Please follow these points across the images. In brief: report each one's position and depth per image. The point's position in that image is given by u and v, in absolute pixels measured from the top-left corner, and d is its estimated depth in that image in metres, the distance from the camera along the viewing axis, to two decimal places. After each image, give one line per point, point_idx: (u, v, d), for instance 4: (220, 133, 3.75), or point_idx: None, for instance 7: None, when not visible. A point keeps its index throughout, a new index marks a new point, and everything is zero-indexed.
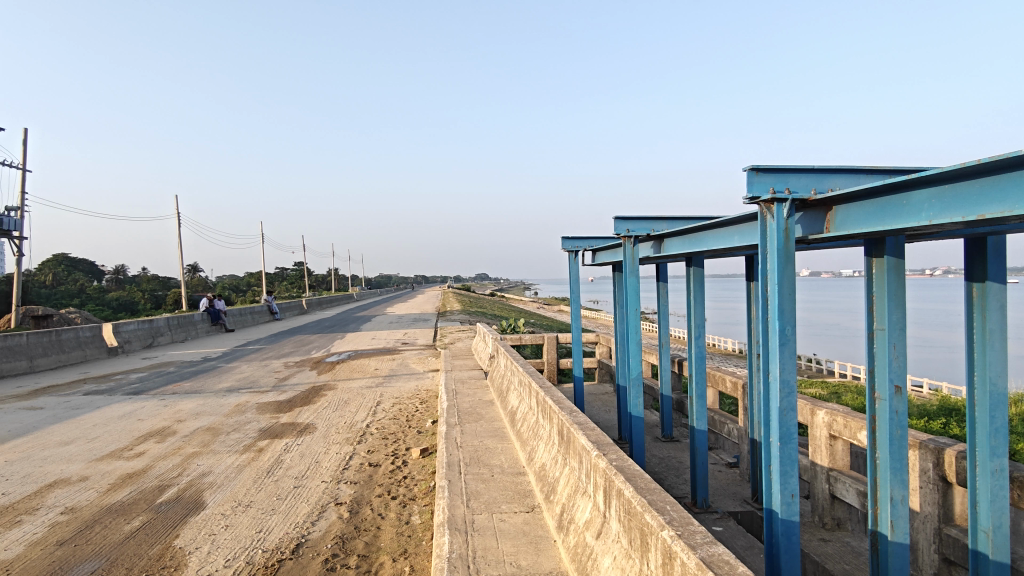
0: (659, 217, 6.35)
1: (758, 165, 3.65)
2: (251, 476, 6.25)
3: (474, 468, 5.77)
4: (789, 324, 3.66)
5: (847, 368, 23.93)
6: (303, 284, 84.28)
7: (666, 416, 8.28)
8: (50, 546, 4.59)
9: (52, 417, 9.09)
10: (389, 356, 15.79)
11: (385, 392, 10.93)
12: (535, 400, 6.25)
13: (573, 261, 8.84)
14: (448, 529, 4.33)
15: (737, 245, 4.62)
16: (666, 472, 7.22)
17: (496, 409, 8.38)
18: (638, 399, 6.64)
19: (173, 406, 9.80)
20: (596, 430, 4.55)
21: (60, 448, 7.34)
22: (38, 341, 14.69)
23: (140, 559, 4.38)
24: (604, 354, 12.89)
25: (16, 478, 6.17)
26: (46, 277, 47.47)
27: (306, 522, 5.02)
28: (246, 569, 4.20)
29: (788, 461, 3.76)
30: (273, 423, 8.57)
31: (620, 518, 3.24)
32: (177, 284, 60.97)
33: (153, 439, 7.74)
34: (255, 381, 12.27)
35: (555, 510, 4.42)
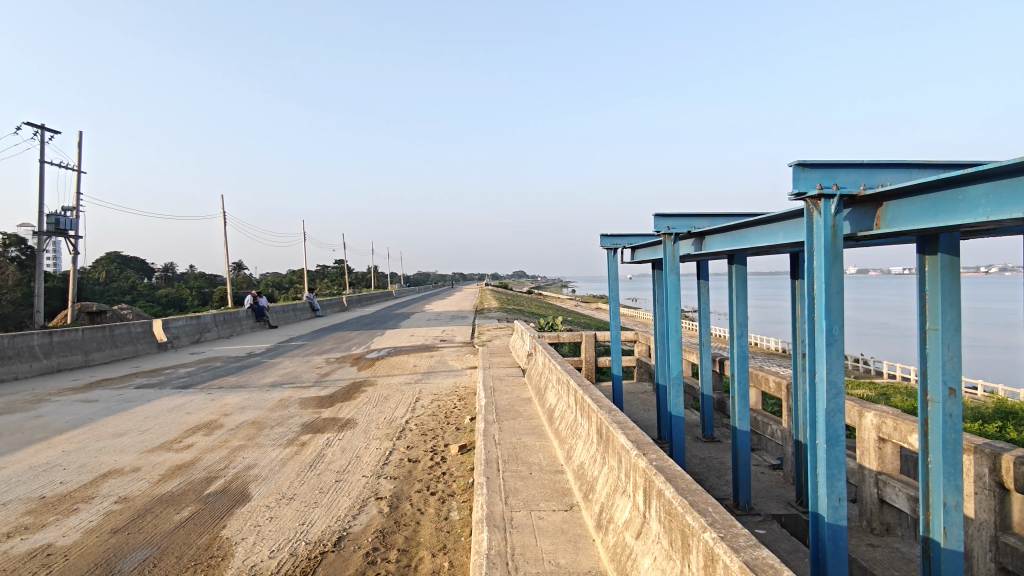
0: (700, 213, 6.25)
1: (804, 160, 3.55)
2: (295, 469, 6.39)
3: (512, 465, 5.78)
4: (837, 324, 3.54)
5: (897, 369, 23.22)
6: (343, 282, 85.81)
7: (707, 416, 8.16)
8: (105, 534, 4.77)
9: (107, 409, 9.46)
10: (427, 353, 15.93)
11: (424, 388, 11.05)
12: (573, 398, 6.21)
13: (611, 259, 8.77)
14: (487, 526, 4.35)
15: (781, 243, 4.49)
16: (707, 473, 7.13)
17: (534, 407, 8.39)
18: (679, 399, 6.55)
19: (220, 401, 10.07)
20: (636, 429, 4.50)
21: (113, 439, 7.63)
22: (93, 336, 15.26)
23: (189, 548, 4.52)
24: (644, 352, 12.78)
25: (73, 468, 6.44)
26: (100, 274, 49.48)
27: (348, 515, 5.11)
28: (291, 561, 4.30)
29: (835, 464, 3.65)
30: (315, 418, 8.75)
31: (661, 519, 3.21)
32: (223, 282, 62.57)
33: (200, 432, 7.97)
34: (298, 376, 12.56)
35: (594, 509, 4.39)
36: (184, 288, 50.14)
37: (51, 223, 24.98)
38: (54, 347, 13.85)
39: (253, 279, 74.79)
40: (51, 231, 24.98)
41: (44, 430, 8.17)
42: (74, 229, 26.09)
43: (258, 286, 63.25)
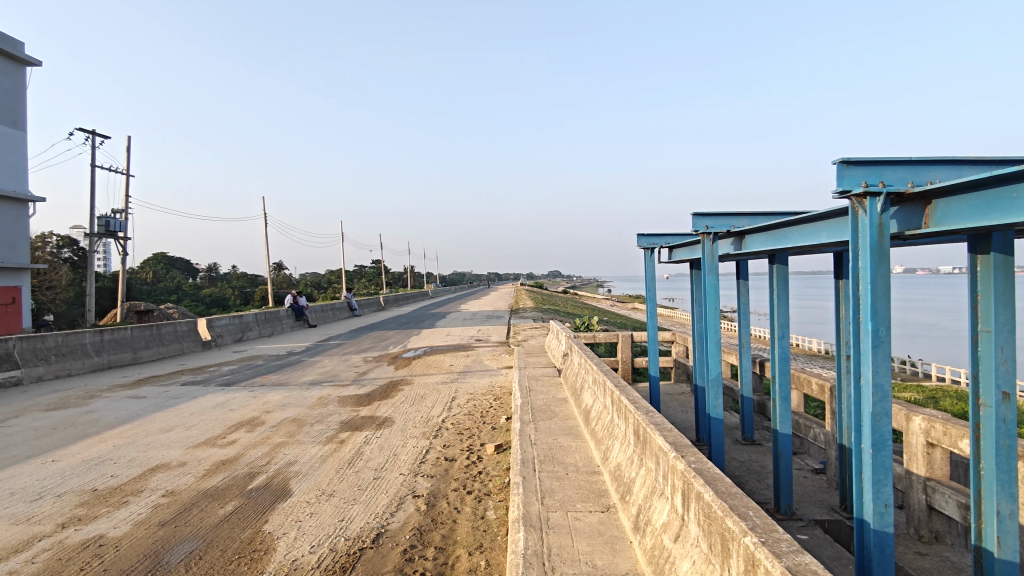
0: (739, 213, 6.14)
1: (849, 157, 3.45)
2: (333, 466, 6.49)
3: (548, 466, 5.78)
4: (883, 325, 3.45)
5: (946, 371, 22.51)
6: (379, 282, 87.00)
7: (746, 418, 8.01)
8: (153, 526, 4.93)
9: (154, 405, 9.77)
10: (463, 352, 16.03)
11: (460, 388, 11.11)
12: (610, 399, 6.17)
13: (649, 259, 8.69)
14: (523, 526, 4.35)
15: (824, 242, 4.38)
16: (748, 476, 7.01)
17: (570, 408, 8.37)
18: (718, 400, 6.45)
19: (262, 398, 10.29)
20: (673, 430, 4.46)
21: (160, 434, 7.87)
22: (141, 334, 15.77)
23: (233, 541, 4.64)
24: (681, 353, 12.63)
25: (124, 462, 6.67)
26: (147, 274, 51.11)
27: (385, 513, 5.17)
28: (330, 556, 4.37)
29: (882, 469, 3.56)
30: (353, 416, 8.88)
31: (700, 522, 3.18)
32: (264, 283, 63.95)
33: (243, 428, 8.16)
34: (336, 375, 12.76)
35: (631, 511, 4.37)
36: (226, 288, 51.19)
37: (101, 224, 25.88)
38: (105, 345, 14.35)
39: (293, 279, 76.31)
40: (102, 233, 25.91)
41: (96, 424, 8.47)
42: (124, 231, 27.02)
43: (298, 286, 64.46)
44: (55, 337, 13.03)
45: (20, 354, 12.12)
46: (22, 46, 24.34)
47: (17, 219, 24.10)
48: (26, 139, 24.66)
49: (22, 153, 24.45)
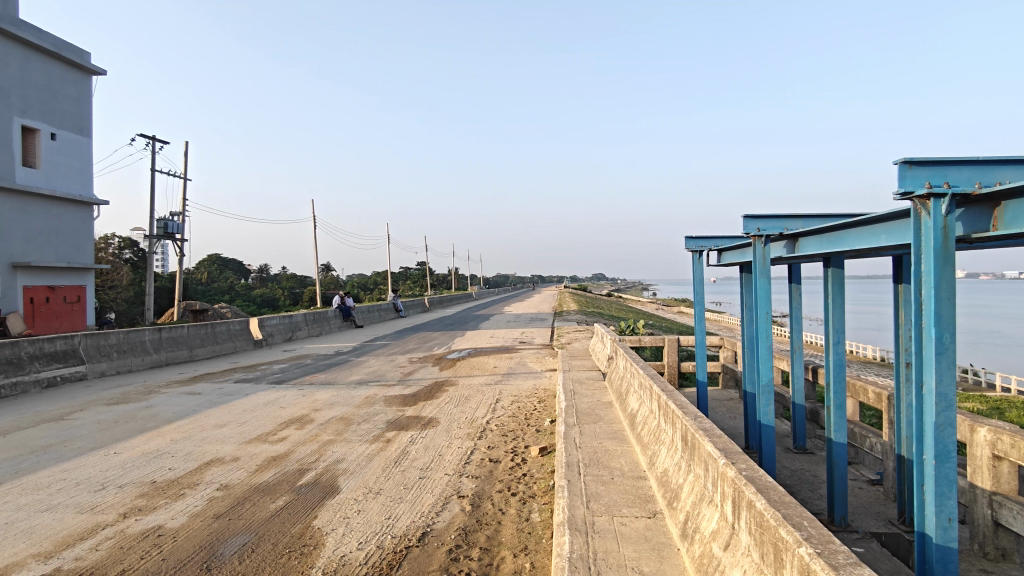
0: (793, 214, 5.95)
1: (912, 157, 3.33)
2: (380, 465, 6.59)
3: (593, 470, 5.74)
4: (947, 331, 3.32)
5: (1012, 382, 21.54)
6: (424, 285, 88.06)
7: (798, 426, 7.82)
8: (208, 518, 5.08)
9: (209, 402, 10.10)
10: (507, 354, 16.08)
11: (504, 389, 11.16)
12: (656, 404, 6.10)
13: (697, 261, 8.55)
14: (568, 529, 4.34)
15: (884, 246, 4.24)
16: (800, 486, 6.83)
17: (615, 412, 8.29)
18: (769, 407, 6.29)
19: (311, 397, 10.52)
20: (723, 436, 4.37)
21: (215, 430, 8.12)
22: (197, 333, 16.33)
23: (284, 536, 4.75)
24: (729, 358, 12.40)
25: (181, 456, 6.91)
26: (202, 275, 52.87)
27: (431, 512, 5.22)
28: (378, 553, 4.44)
29: (945, 482, 3.42)
30: (399, 416, 9.02)
31: (751, 530, 3.11)
32: (313, 284, 65.52)
33: (294, 426, 8.36)
34: (382, 375, 12.95)
35: (679, 518, 4.29)
36: (275, 288, 52.95)
37: (160, 226, 26.96)
38: (163, 342, 14.93)
39: (341, 280, 77.95)
40: (160, 235, 26.95)
41: (155, 419, 8.80)
42: (181, 233, 28.04)
43: (345, 287, 65.83)
44: (117, 334, 13.60)
45: (84, 351, 12.71)
46: (89, 55, 25.52)
47: (83, 221, 25.26)
48: (91, 145, 25.82)
49: (87, 158, 25.65)
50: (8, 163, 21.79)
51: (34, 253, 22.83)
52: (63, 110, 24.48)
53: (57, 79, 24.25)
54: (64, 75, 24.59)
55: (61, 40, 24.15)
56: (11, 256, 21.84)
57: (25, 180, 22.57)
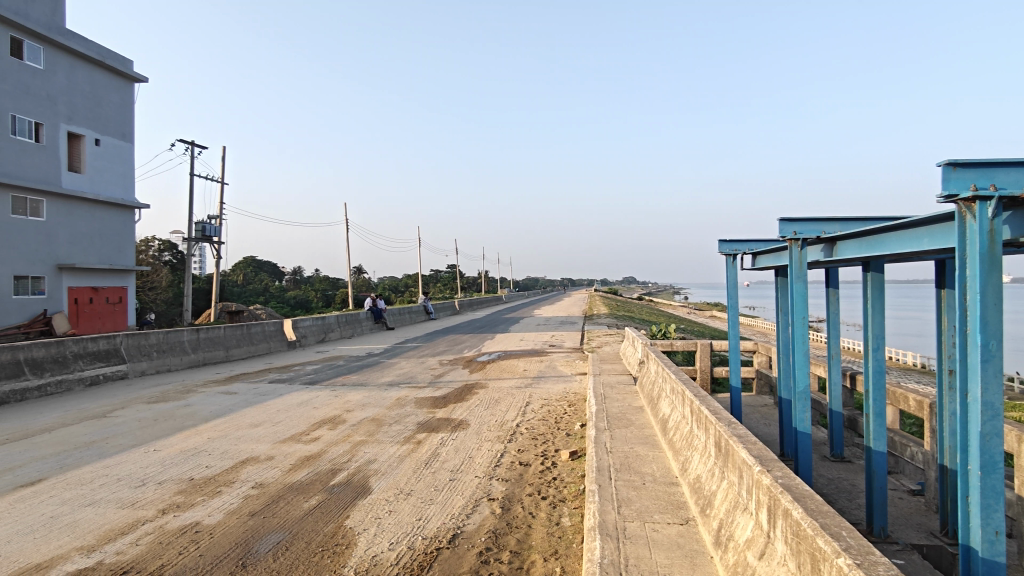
0: (831, 217, 5.83)
1: (955, 160, 3.27)
2: (411, 466, 6.65)
3: (625, 475, 5.69)
4: (994, 338, 3.21)
5: None
6: (455, 288, 88.59)
7: (836, 434, 7.65)
8: (244, 516, 5.18)
9: (245, 401, 10.31)
10: (537, 358, 16.08)
11: (534, 393, 11.13)
12: (689, 409, 6.04)
13: (731, 265, 8.44)
14: (599, 534, 4.31)
15: (926, 249, 4.12)
16: (837, 495, 6.68)
17: (646, 417, 8.22)
18: (806, 414, 6.17)
19: (343, 398, 10.66)
20: (758, 443, 4.30)
21: (250, 429, 8.26)
22: (233, 333, 16.68)
23: (317, 534, 4.81)
24: (763, 364, 12.20)
25: (218, 454, 7.06)
26: (238, 277, 53.98)
27: (462, 514, 5.25)
28: (409, 554, 4.47)
29: (991, 494, 3.32)
30: (430, 417, 9.08)
31: (787, 540, 3.05)
32: (345, 286, 66.44)
33: (326, 426, 8.48)
34: (413, 376, 13.06)
35: (712, 525, 4.23)
36: (309, 288, 57.05)
37: (198, 229, 27.61)
38: (201, 342, 15.28)
39: (372, 283, 78.85)
40: (198, 238, 27.60)
41: (192, 418, 9.01)
42: (218, 236, 28.67)
43: (377, 290, 66.56)
44: (157, 334, 13.96)
45: (126, 350, 13.07)
46: (132, 63, 26.28)
47: (125, 224, 26.00)
48: (133, 150, 26.58)
49: (130, 162, 26.41)
50: (55, 168, 22.54)
51: (79, 255, 23.59)
52: (107, 116, 25.23)
53: (101, 86, 25.02)
54: (108, 83, 25.35)
55: (105, 48, 24.90)
56: (57, 258, 22.59)
57: (71, 184, 23.32)
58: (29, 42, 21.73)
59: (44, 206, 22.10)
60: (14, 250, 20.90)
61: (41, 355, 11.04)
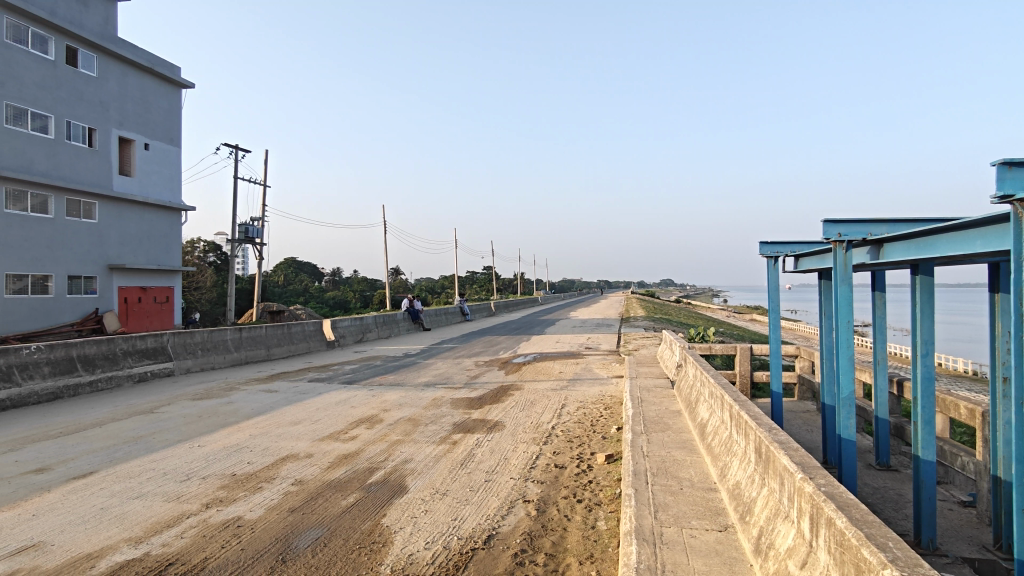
0: (878, 218, 5.66)
1: (1010, 159, 3.16)
2: (447, 466, 6.69)
3: (662, 480, 5.62)
4: None
5: None
6: (490, 289, 89.05)
7: (882, 442, 7.42)
8: (284, 512, 5.29)
9: (285, 399, 10.52)
10: (573, 360, 16.00)
11: (570, 395, 11.09)
12: (728, 413, 5.92)
13: (773, 268, 8.27)
14: (635, 539, 4.27)
15: (979, 251, 3.98)
16: (883, 505, 6.47)
17: (684, 421, 8.11)
18: (850, 421, 5.98)
19: (380, 397, 10.77)
20: (800, 450, 4.20)
21: (290, 427, 8.42)
22: (274, 333, 17.03)
23: (354, 532, 4.88)
24: (806, 369, 11.92)
25: (259, 450, 7.21)
26: (279, 278, 55.16)
27: (497, 515, 5.26)
28: (444, 554, 4.49)
29: None
30: (466, 418, 9.12)
31: (830, 550, 2.98)
32: (383, 287, 67.45)
33: (364, 425, 8.60)
34: (449, 377, 13.15)
35: (752, 533, 4.15)
36: (348, 288, 59.37)
37: (241, 231, 28.31)
38: (243, 341, 15.65)
39: (409, 285, 79.72)
40: (241, 239, 28.29)
41: (235, 415, 9.23)
42: (261, 237, 29.35)
43: (413, 292, 67.31)
44: (202, 333, 14.35)
45: (172, 348, 13.46)
46: (179, 69, 27.11)
47: (173, 226, 26.83)
48: (181, 154, 27.42)
49: (177, 166, 27.24)
50: (107, 172, 23.37)
51: (129, 256, 24.41)
52: (155, 121, 26.05)
53: (150, 92, 25.86)
54: (157, 89, 26.20)
55: (155, 55, 25.75)
56: (108, 258, 23.39)
57: (122, 187, 24.14)
58: (83, 50, 22.60)
59: (96, 208, 22.93)
60: (68, 251, 21.74)
61: (93, 352, 11.45)
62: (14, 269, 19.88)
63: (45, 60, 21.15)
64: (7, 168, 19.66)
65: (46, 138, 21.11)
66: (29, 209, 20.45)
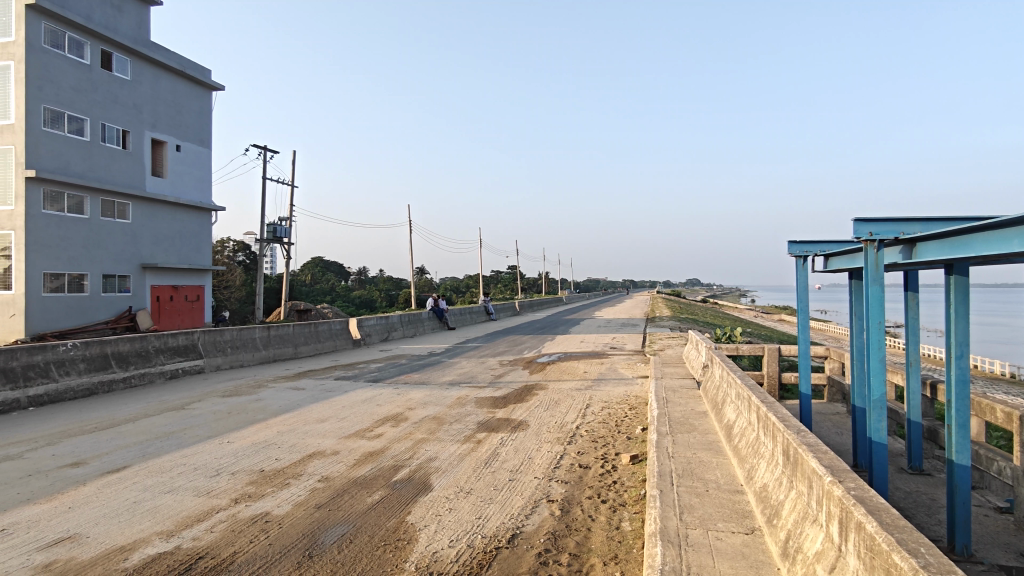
0: (910, 217, 5.53)
1: None
2: (471, 465, 6.71)
3: (687, 481, 5.57)
4: None
5: None
6: (514, 288, 89.23)
7: (915, 445, 7.26)
8: (310, 508, 5.36)
9: (312, 397, 10.65)
10: (597, 360, 15.94)
11: (595, 395, 11.05)
12: (755, 415, 5.84)
13: (802, 267, 8.14)
14: (660, 540, 4.24)
15: (1017, 252, 3.86)
16: (916, 510, 6.34)
17: (711, 422, 8.01)
18: (881, 424, 5.85)
19: (405, 396, 10.83)
20: (830, 453, 4.12)
21: (316, 424, 8.53)
22: (302, 331, 17.26)
23: (379, 529, 4.93)
24: (836, 370, 11.71)
25: (286, 447, 7.31)
26: (307, 277, 55.94)
27: (521, 514, 5.26)
28: (469, 552, 4.51)
29: None
30: (490, 417, 9.14)
31: (861, 555, 2.92)
32: (408, 287, 68.03)
33: (390, 423, 8.67)
34: (473, 376, 13.19)
35: (779, 536, 4.10)
36: (372, 288, 58.17)
37: (270, 231, 28.73)
38: (271, 339, 15.88)
39: (434, 284, 80.22)
40: (270, 238, 28.72)
41: (263, 412, 9.38)
42: (288, 237, 29.76)
43: (438, 291, 67.73)
44: (231, 331, 14.59)
45: (203, 346, 13.70)
46: (209, 72, 27.59)
47: (203, 226, 27.35)
48: (211, 155, 27.92)
49: (208, 167, 27.75)
50: (140, 173, 23.90)
51: (161, 255, 24.93)
52: (187, 123, 26.56)
53: (182, 95, 26.38)
54: (189, 92, 26.71)
55: (186, 59, 26.27)
56: (141, 258, 23.91)
57: (155, 188, 24.68)
58: (118, 54, 23.10)
59: (130, 208, 23.45)
60: (104, 251, 22.28)
61: (127, 349, 11.71)
62: (51, 268, 20.42)
63: (81, 64, 21.68)
64: (44, 169, 20.22)
65: (82, 140, 21.64)
66: (66, 209, 21.00)
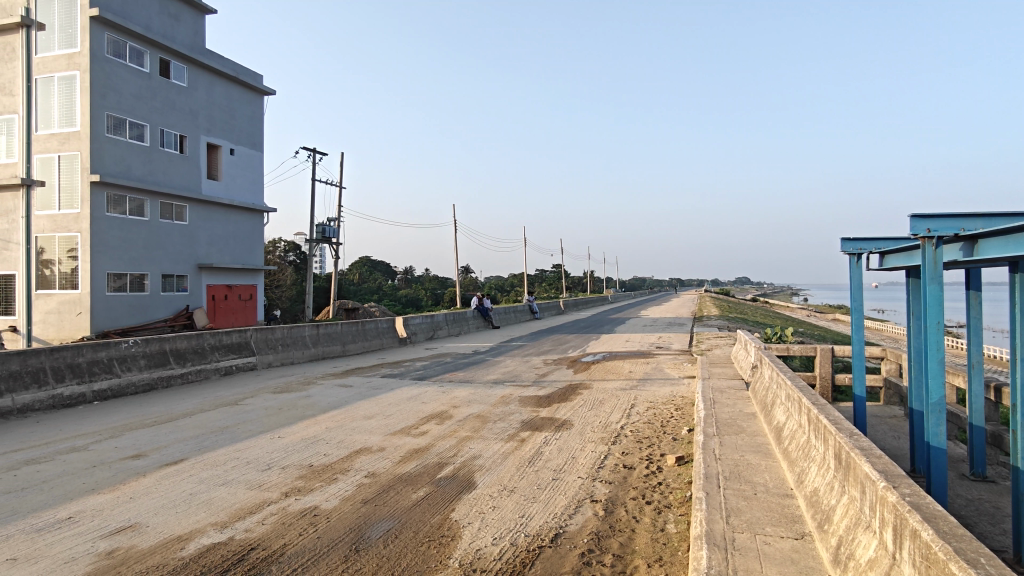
0: (971, 213, 5.27)
1: None
2: (515, 463, 6.73)
3: (734, 484, 5.46)
4: None
5: None
6: (558, 288, 89.06)
7: (977, 451, 6.93)
8: (357, 503, 5.46)
9: (359, 394, 10.84)
10: (643, 359, 15.73)
11: (640, 395, 10.93)
12: (806, 416, 5.67)
13: (855, 264, 7.88)
14: (706, 544, 4.17)
15: None
16: (977, 518, 6.05)
17: (760, 424, 7.82)
18: (941, 428, 5.57)
19: (450, 394, 10.92)
20: (884, 457, 3.97)
21: (363, 421, 8.69)
22: (349, 329, 17.60)
23: (424, 525, 4.98)
24: (892, 371, 11.30)
25: (334, 443, 7.46)
26: (355, 276, 57.04)
27: (564, 514, 5.24)
28: (512, 550, 4.52)
29: None
30: (534, 416, 9.14)
31: (915, 563, 2.82)
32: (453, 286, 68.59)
33: (434, 421, 8.76)
34: (518, 375, 13.22)
35: (830, 542, 3.98)
36: (421, 288, 57.94)
37: (319, 232, 29.42)
38: (320, 338, 16.23)
39: (479, 283, 80.70)
40: (319, 238, 29.37)
41: (312, 408, 9.60)
42: (337, 237, 30.39)
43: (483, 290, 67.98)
44: (282, 329, 14.98)
45: (255, 343, 14.10)
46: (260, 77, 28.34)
47: (256, 227, 28.15)
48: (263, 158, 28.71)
49: (260, 169, 28.54)
50: (196, 176, 24.76)
51: (216, 256, 25.76)
52: (240, 127, 27.38)
53: (236, 100, 27.20)
54: (242, 97, 27.55)
55: (239, 65, 27.08)
56: (198, 258, 24.77)
57: (210, 191, 25.53)
58: (176, 62, 23.98)
59: (186, 211, 24.30)
60: (163, 251, 23.14)
61: (184, 346, 12.15)
62: (114, 268, 21.33)
63: (141, 73, 22.58)
64: (108, 174, 21.17)
65: (142, 145, 22.55)
66: (128, 212, 21.91)
